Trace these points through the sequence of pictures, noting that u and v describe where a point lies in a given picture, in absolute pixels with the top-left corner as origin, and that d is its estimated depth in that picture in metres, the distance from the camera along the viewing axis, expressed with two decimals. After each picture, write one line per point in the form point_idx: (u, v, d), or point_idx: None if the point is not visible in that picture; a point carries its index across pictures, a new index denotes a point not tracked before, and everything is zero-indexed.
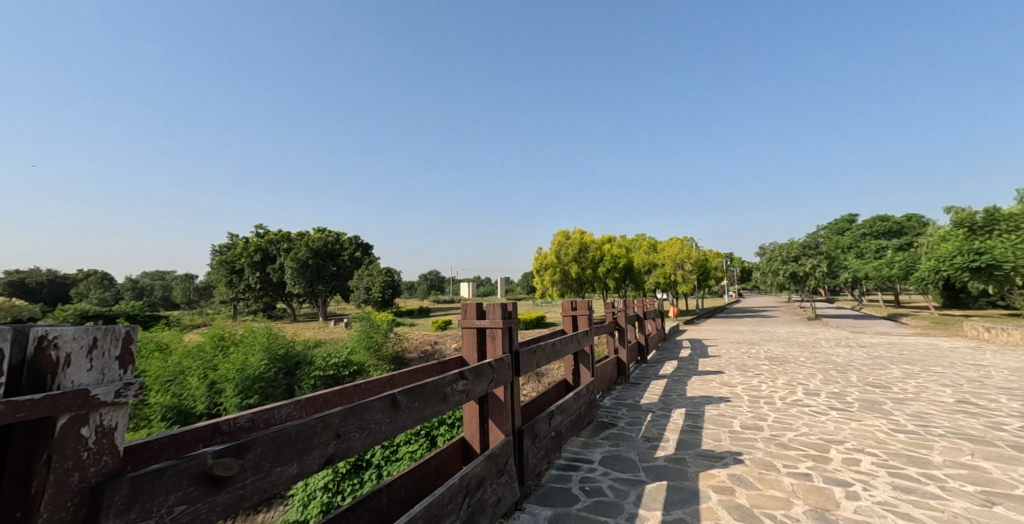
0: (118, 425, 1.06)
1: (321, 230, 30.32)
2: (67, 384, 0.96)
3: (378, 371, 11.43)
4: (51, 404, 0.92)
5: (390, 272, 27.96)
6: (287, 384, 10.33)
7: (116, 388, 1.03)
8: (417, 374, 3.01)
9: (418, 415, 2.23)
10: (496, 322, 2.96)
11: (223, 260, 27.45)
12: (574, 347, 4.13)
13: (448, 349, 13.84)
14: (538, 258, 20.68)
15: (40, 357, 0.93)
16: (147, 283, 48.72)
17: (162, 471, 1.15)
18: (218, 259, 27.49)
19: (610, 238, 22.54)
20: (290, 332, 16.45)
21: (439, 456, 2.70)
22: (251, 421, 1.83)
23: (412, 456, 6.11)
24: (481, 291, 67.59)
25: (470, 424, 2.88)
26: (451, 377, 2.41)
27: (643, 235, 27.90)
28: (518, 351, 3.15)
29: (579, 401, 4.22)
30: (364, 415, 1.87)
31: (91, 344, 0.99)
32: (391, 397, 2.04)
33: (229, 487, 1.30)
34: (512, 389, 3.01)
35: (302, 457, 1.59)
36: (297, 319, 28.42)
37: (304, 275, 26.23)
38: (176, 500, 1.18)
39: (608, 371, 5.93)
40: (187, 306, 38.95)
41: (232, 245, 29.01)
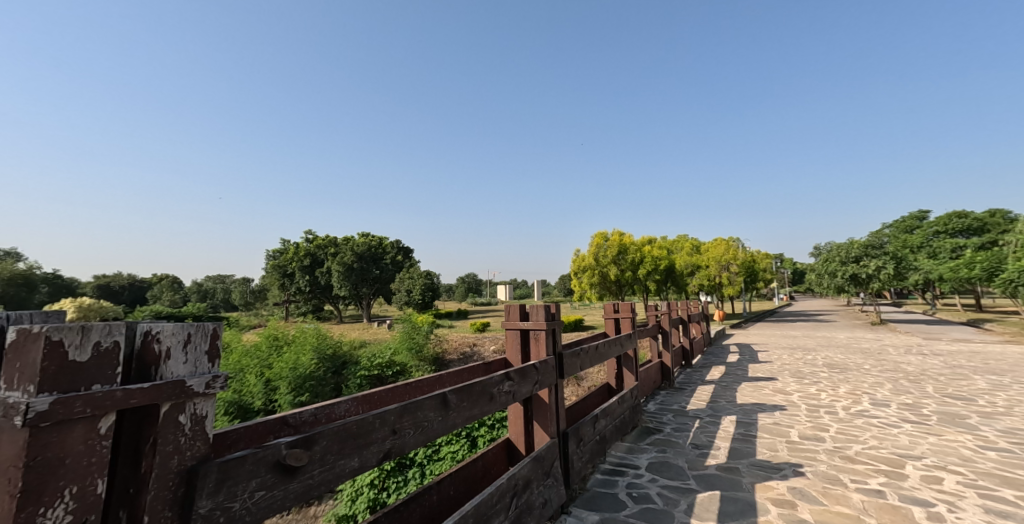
0: (207, 413, 1.16)
1: (365, 234, 31.39)
2: (167, 375, 1.06)
3: (420, 372, 11.72)
4: (155, 391, 1.01)
5: (430, 275, 28.52)
6: (335, 383, 10.82)
7: (206, 380, 1.13)
8: (464, 374, 3.06)
9: (467, 415, 2.27)
10: (540, 324, 2.98)
11: (276, 264, 29.04)
12: (617, 350, 4.06)
13: (487, 351, 13.94)
14: (576, 260, 20.47)
15: (145, 350, 1.04)
16: (207, 284, 52.34)
17: (244, 459, 1.22)
18: (272, 263, 29.19)
19: (651, 239, 21.93)
20: (336, 333, 17.18)
21: (485, 456, 2.75)
22: (314, 415, 1.94)
23: (454, 456, 6.25)
24: (517, 293, 67.63)
25: (515, 426, 2.90)
26: (497, 378, 2.44)
27: (685, 236, 26.96)
28: (561, 352, 3.14)
29: (623, 405, 4.14)
30: (417, 413, 1.93)
31: (187, 338, 1.09)
32: (442, 396, 2.10)
33: (299, 477, 1.39)
34: (556, 391, 3.01)
35: (362, 451, 1.66)
36: (344, 321, 29.64)
37: (349, 278, 27.34)
38: (256, 486, 1.26)
39: (651, 375, 5.79)
40: (245, 307, 41.63)
41: (284, 249, 30.63)
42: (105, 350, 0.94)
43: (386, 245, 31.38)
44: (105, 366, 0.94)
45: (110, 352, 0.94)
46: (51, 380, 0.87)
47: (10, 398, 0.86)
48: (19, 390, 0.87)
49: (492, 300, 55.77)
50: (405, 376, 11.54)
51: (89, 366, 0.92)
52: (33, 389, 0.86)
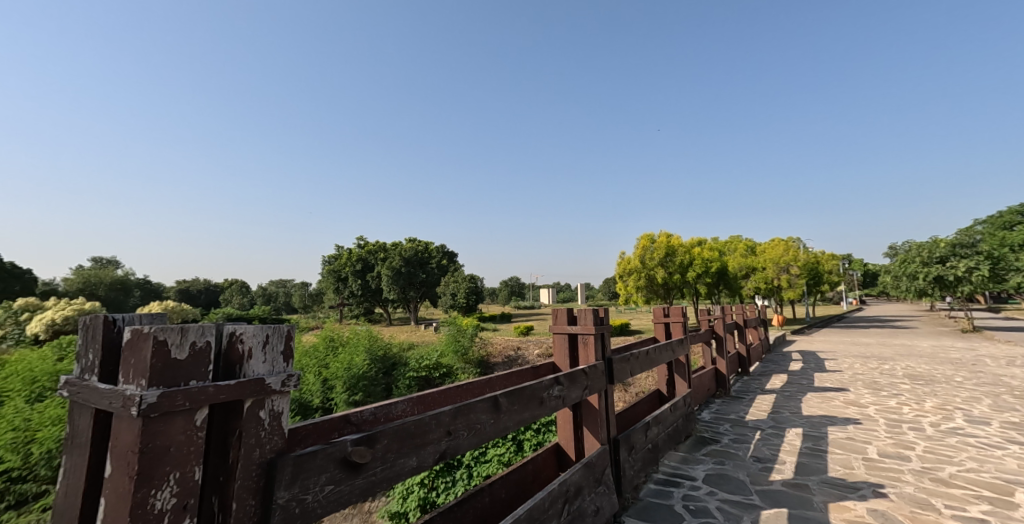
0: (283, 410, 1.25)
1: (413, 239, 32.26)
2: (249, 373, 1.16)
3: (466, 375, 11.91)
4: (239, 387, 1.10)
5: (474, 279, 28.84)
6: (385, 383, 11.26)
7: (282, 378, 1.22)
8: (512, 378, 3.07)
9: (518, 418, 2.29)
10: (588, 328, 2.94)
11: (331, 269, 30.58)
12: (668, 356, 3.93)
13: (532, 355, 13.91)
14: (621, 263, 20.02)
15: (230, 349, 1.13)
16: (269, 287, 55.84)
17: (315, 454, 1.30)
18: (328, 269, 30.77)
19: (701, 241, 20.96)
20: (386, 335, 17.78)
21: (535, 460, 2.75)
22: (373, 415, 2.02)
23: (500, 459, 6.30)
24: (563, 297, 66.99)
25: (565, 430, 2.89)
26: (548, 382, 2.44)
27: (738, 236, 25.46)
28: (611, 358, 3.08)
29: (676, 413, 4.00)
30: (470, 416, 1.97)
31: (265, 340, 1.20)
32: (493, 399, 2.13)
33: (363, 473, 1.46)
34: (606, 397, 2.95)
35: (420, 451, 1.72)
36: (393, 324, 30.67)
37: (398, 282, 28.27)
38: (325, 480, 1.34)
39: (705, 383, 5.55)
40: (304, 310, 44.20)
41: (339, 255, 32.17)
42: (198, 350, 1.04)
43: (432, 250, 32.00)
44: (199, 363, 1.04)
45: (202, 352, 1.04)
46: (160, 373, 0.98)
47: (125, 392, 0.98)
48: (132, 384, 0.98)
49: (537, 303, 55.64)
50: (451, 379, 11.80)
51: (186, 364, 1.02)
52: (143, 384, 0.97)
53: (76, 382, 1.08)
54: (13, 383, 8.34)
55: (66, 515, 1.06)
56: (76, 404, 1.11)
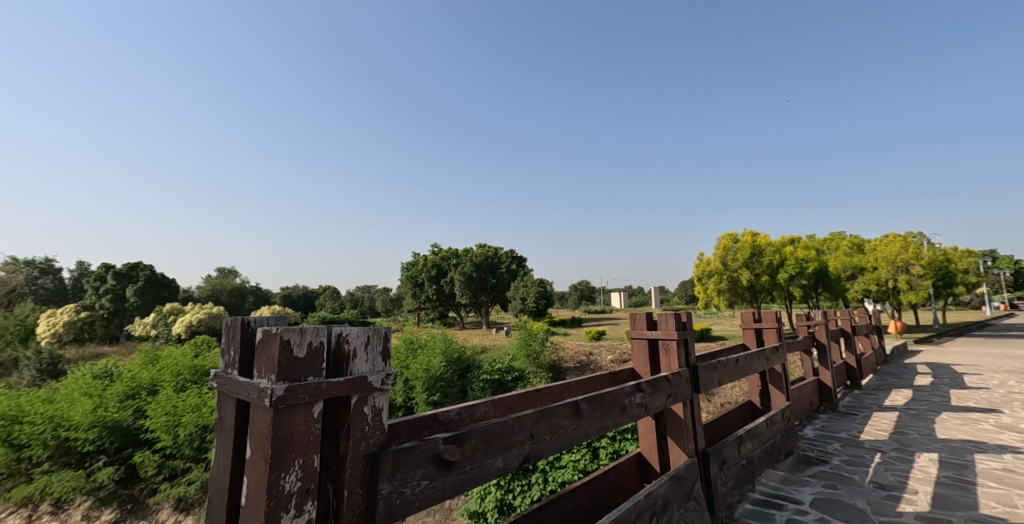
0: (383, 406, 1.34)
1: (483, 244, 33.00)
2: (354, 371, 1.26)
3: (538, 380, 11.93)
4: (346, 384, 1.21)
5: (544, 283, 28.55)
6: (461, 384, 11.65)
7: (382, 376, 1.31)
8: (591, 383, 3.01)
9: (600, 424, 2.24)
10: (670, 333, 2.80)
11: (409, 276, 32.18)
12: (761, 365, 3.62)
13: (605, 360, 13.55)
14: (700, 265, 18.94)
15: (339, 349, 1.24)
16: (355, 292, 60.33)
17: (411, 450, 1.38)
18: (406, 275, 32.42)
19: (795, 240, 19.05)
20: (460, 338, 18.34)
21: (617, 469, 2.67)
22: (459, 414, 2.09)
23: (575, 466, 6.23)
24: (637, 300, 64.66)
25: (648, 440, 2.76)
26: (629, 388, 2.35)
27: (840, 233, 22.80)
28: (696, 365, 2.89)
29: (773, 427, 3.66)
30: (552, 420, 1.97)
31: (367, 341, 1.30)
32: (574, 403, 2.10)
33: (454, 471, 1.52)
34: (692, 407, 2.78)
35: (505, 452, 1.75)
36: (466, 328, 31.63)
37: (470, 286, 29.13)
38: (421, 476, 1.41)
39: (807, 395, 5.03)
40: (386, 313, 47.13)
41: (415, 261, 33.79)
42: (313, 350, 1.16)
43: (502, 255, 32.42)
44: (315, 361, 1.16)
45: (317, 351, 1.16)
46: (285, 369, 1.10)
47: (259, 385, 1.11)
48: (264, 378, 1.12)
49: (609, 307, 54.15)
50: (523, 383, 11.97)
51: (304, 362, 1.13)
52: (273, 379, 1.09)
53: (222, 375, 1.25)
54: (162, 375, 9.89)
55: (216, 488, 1.23)
56: (222, 394, 1.28)
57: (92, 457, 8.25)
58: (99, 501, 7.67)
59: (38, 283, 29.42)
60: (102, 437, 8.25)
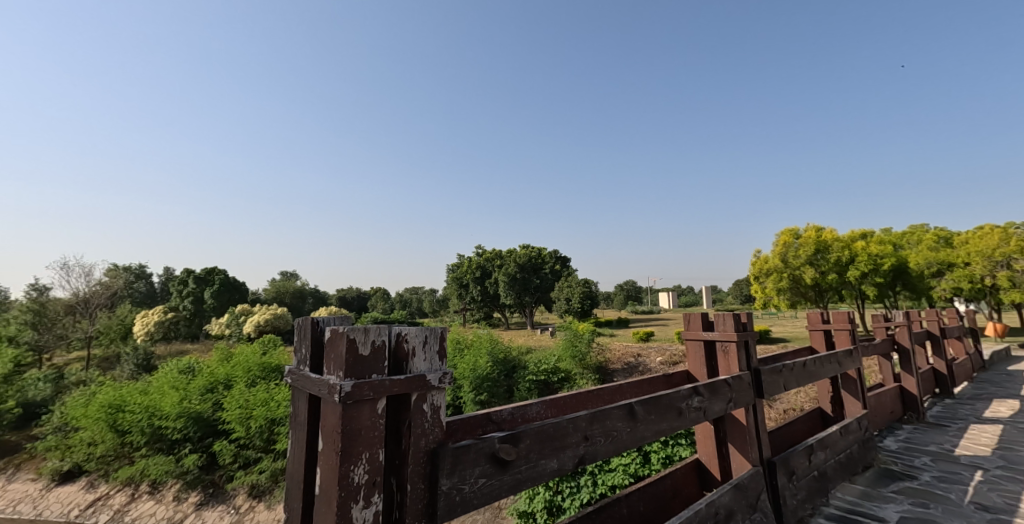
0: (440, 404, 1.37)
1: (527, 246, 32.99)
2: (414, 369, 1.29)
3: (585, 381, 11.78)
4: (407, 383, 1.24)
5: (589, 283, 28.03)
6: (507, 384, 11.73)
7: (439, 375, 1.34)
8: (645, 386, 2.92)
9: (656, 428, 2.17)
10: (728, 335, 2.65)
11: (454, 277, 32.73)
12: (833, 370, 3.36)
13: (655, 362, 13.14)
14: (758, 263, 18.02)
15: (399, 348, 1.29)
16: (404, 292, 62.31)
17: (469, 447, 1.40)
18: (451, 276, 33.02)
19: (869, 234, 17.46)
20: (505, 339, 18.43)
21: (674, 475, 2.58)
22: (512, 414, 2.10)
23: (626, 469, 6.10)
24: (687, 300, 62.23)
25: (706, 447, 2.66)
26: (686, 392, 2.26)
27: (923, 227, 20.63)
28: (759, 368, 2.72)
29: (849, 437, 3.38)
30: (607, 422, 1.93)
31: (424, 341, 1.33)
32: (629, 406, 2.05)
33: (510, 470, 1.53)
34: (755, 412, 2.62)
35: (560, 453, 1.74)
36: (511, 328, 31.76)
37: (514, 287, 29.28)
38: (479, 473, 1.43)
39: (887, 403, 4.62)
40: (433, 314, 48.31)
41: (461, 263, 34.32)
42: (377, 347, 1.21)
43: (546, 255, 32.22)
44: (378, 360, 1.20)
45: (380, 349, 1.21)
46: (352, 367, 1.16)
47: (329, 381, 1.17)
48: (334, 375, 1.17)
49: (657, 308, 52.20)
50: (570, 384, 11.84)
51: (369, 359, 1.18)
52: (341, 376, 1.15)
53: (295, 372, 1.33)
54: (236, 370, 10.67)
55: (292, 477, 1.31)
56: (294, 389, 1.36)
57: (179, 443, 9.11)
58: (187, 484, 8.49)
59: (132, 287, 32.82)
60: (187, 426, 9.08)
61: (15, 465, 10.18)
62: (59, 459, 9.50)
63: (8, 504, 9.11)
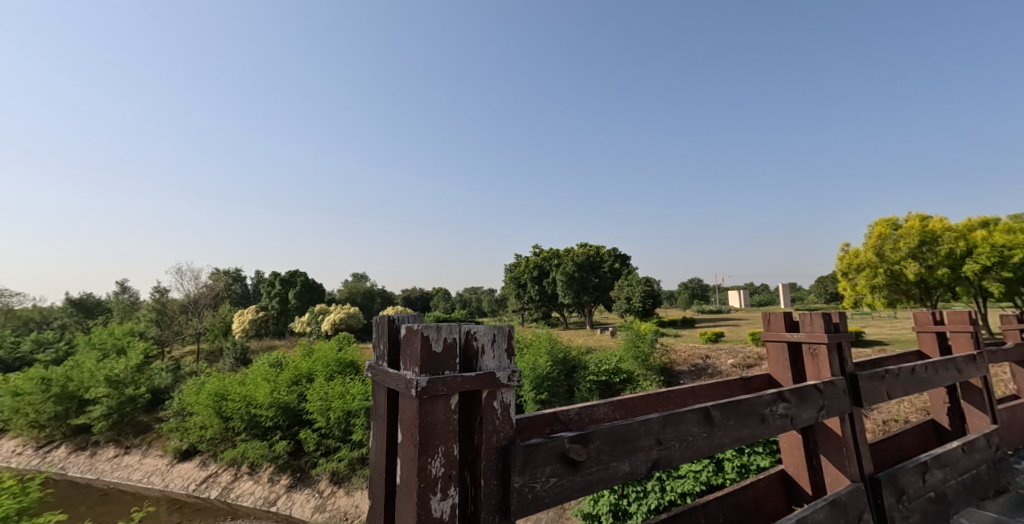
0: (510, 402, 1.37)
1: (585, 244, 32.46)
2: (484, 367, 1.31)
3: (649, 383, 11.40)
4: (478, 379, 1.26)
5: (651, 280, 26.98)
6: (567, 384, 11.66)
7: (508, 373, 1.34)
8: (720, 389, 2.76)
9: (735, 435, 2.03)
10: (818, 337, 2.42)
11: (512, 277, 32.92)
12: (948, 377, 2.96)
13: (725, 364, 12.40)
14: (849, 257, 16.50)
15: (468, 345, 1.31)
16: (465, 291, 63.70)
17: (539, 446, 1.40)
18: (509, 276, 33.23)
19: (994, 221, 15.04)
20: (564, 338, 18.26)
21: (757, 486, 2.41)
22: (579, 415, 2.07)
23: (696, 476, 5.82)
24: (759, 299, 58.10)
25: (794, 457, 2.47)
26: (769, 397, 2.10)
27: None
28: (855, 373, 2.45)
29: (973, 456, 2.96)
30: (681, 426, 1.84)
31: (493, 339, 1.34)
32: (705, 410, 1.94)
33: (581, 471, 1.50)
34: (852, 422, 2.37)
35: (632, 457, 1.68)
36: (570, 328, 31.40)
37: (572, 286, 28.96)
38: (550, 473, 1.42)
39: (1021, 418, 3.99)
40: (493, 313, 49.08)
41: (518, 263, 34.39)
42: (449, 344, 1.24)
43: (605, 253, 31.36)
44: (449, 356, 1.24)
45: (452, 345, 1.24)
46: (426, 364, 1.19)
47: (406, 376, 1.21)
48: (411, 371, 1.22)
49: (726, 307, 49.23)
50: (633, 386, 11.52)
51: (442, 355, 1.22)
52: (417, 371, 1.19)
53: (375, 367, 1.39)
54: (316, 365, 11.46)
55: (375, 466, 1.39)
56: (374, 384, 1.43)
57: (271, 430, 10.01)
58: (279, 468, 9.38)
59: (229, 288, 36.45)
60: (278, 415, 9.95)
61: (147, 442, 11.74)
62: (179, 439, 10.81)
63: (144, 476, 10.59)
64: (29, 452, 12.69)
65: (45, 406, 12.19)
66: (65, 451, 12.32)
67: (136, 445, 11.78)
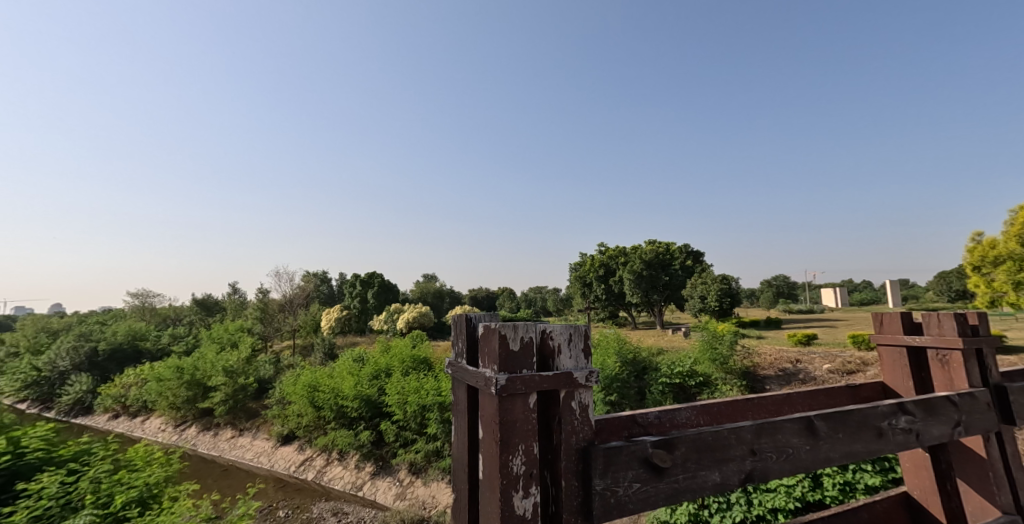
0: (589, 402, 1.32)
1: (653, 241, 31.14)
2: (561, 367, 1.27)
3: (729, 388, 10.69)
4: (555, 379, 1.22)
5: (727, 278, 25.24)
6: (638, 386, 11.28)
7: (586, 373, 1.28)
8: (823, 398, 2.47)
9: (845, 449, 1.80)
10: (949, 342, 2.08)
11: (577, 276, 32.35)
12: None
13: (819, 370, 11.27)
14: (985, 249, 14.19)
15: (544, 344, 1.27)
16: (531, 290, 63.90)
17: (620, 449, 1.33)
18: (575, 276, 32.72)
19: None
20: (635, 339, 17.71)
21: (873, 509, 2.12)
22: (659, 418, 1.95)
23: (789, 492, 5.34)
24: (856, 297, 52.15)
25: (920, 479, 2.13)
26: (887, 409, 1.84)
27: None
28: (1000, 385, 2.07)
29: None
30: (779, 436, 1.66)
31: (569, 338, 1.30)
32: (808, 420, 1.73)
33: (666, 478, 1.40)
34: (998, 442, 2.00)
35: (723, 466, 1.55)
36: (639, 328, 30.37)
37: (640, 285, 27.95)
38: (632, 478, 1.34)
39: None
40: (558, 313, 48.77)
41: (583, 261, 33.74)
42: (526, 343, 1.21)
43: (675, 250, 29.83)
44: (527, 354, 1.21)
45: (529, 344, 1.21)
46: (504, 363, 1.18)
47: (485, 374, 1.21)
48: (490, 369, 1.20)
49: (816, 306, 44.75)
50: (711, 390, 10.87)
51: (519, 354, 1.19)
52: (495, 369, 1.18)
53: (454, 364, 1.40)
54: (393, 360, 12.08)
55: (458, 462, 1.40)
56: (454, 380, 1.44)
57: (356, 420, 10.74)
58: (364, 456, 10.05)
59: (317, 289, 39.63)
60: (361, 407, 10.62)
61: (256, 426, 13.13)
62: (281, 425, 11.93)
63: (254, 456, 11.85)
64: (169, 430, 14.69)
65: (179, 390, 14.09)
66: (195, 430, 14.13)
67: (248, 428, 13.21)
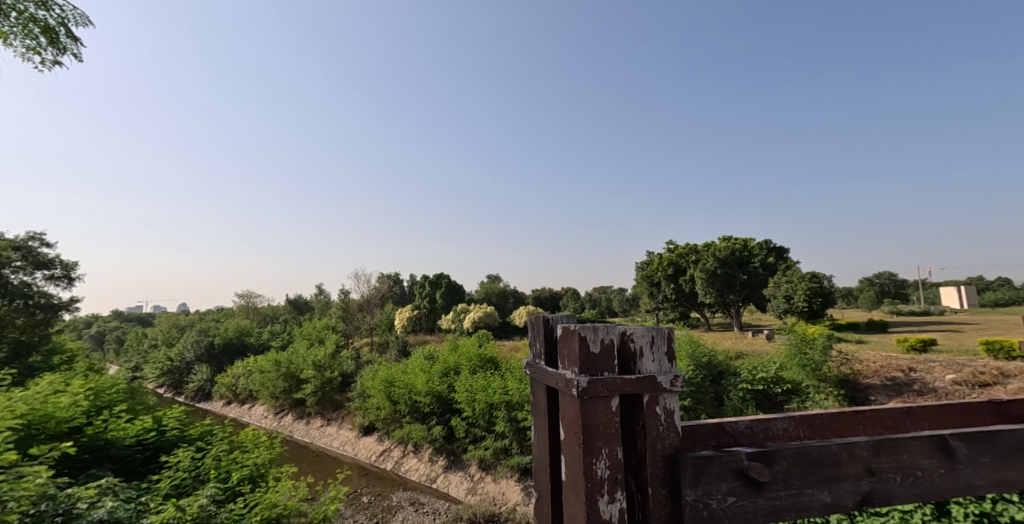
0: (675, 408, 1.20)
1: (728, 237, 29.07)
2: (643, 370, 1.17)
3: (823, 397, 9.67)
4: (638, 382, 1.13)
5: (817, 276, 22.92)
6: (715, 392, 10.56)
7: (671, 377, 1.17)
8: (954, 412, 2.10)
9: (991, 475, 1.50)
10: None
11: (644, 275, 31.08)
12: None
13: (936, 381, 9.85)
14: None
15: (624, 346, 1.18)
16: (594, 291, 62.60)
17: (712, 459, 1.20)
18: (642, 275, 31.44)
19: None
20: (710, 342, 16.67)
21: None
22: (750, 428, 1.76)
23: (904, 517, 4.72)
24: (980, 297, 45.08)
25: None
26: None
27: None
28: None
29: None
30: (903, 455, 1.42)
31: (652, 341, 1.19)
32: (941, 437, 1.47)
33: (765, 494, 1.24)
34: None
35: (834, 485, 1.35)
36: (714, 330, 28.57)
37: (714, 284, 26.28)
38: (726, 490, 1.20)
39: None
40: (625, 313, 47.38)
41: (651, 260, 32.40)
42: (607, 345, 1.13)
43: (754, 246, 27.63)
44: (608, 357, 1.13)
45: (610, 347, 1.13)
46: (585, 364, 1.11)
47: (565, 376, 1.14)
48: (569, 370, 1.14)
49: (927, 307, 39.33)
50: (801, 399, 9.94)
51: (600, 356, 1.12)
52: (576, 371, 1.11)
53: (532, 364, 1.35)
54: (461, 359, 12.37)
55: (537, 462, 1.35)
56: (532, 381, 1.39)
57: (429, 415, 11.16)
58: (437, 450, 10.40)
59: (391, 290, 41.79)
60: (433, 402, 10.99)
61: (341, 417, 14.10)
62: (363, 416, 12.70)
63: (341, 444, 12.75)
64: (270, 416, 16.26)
65: (278, 381, 15.57)
66: (290, 418, 15.50)
67: (335, 418, 14.24)
